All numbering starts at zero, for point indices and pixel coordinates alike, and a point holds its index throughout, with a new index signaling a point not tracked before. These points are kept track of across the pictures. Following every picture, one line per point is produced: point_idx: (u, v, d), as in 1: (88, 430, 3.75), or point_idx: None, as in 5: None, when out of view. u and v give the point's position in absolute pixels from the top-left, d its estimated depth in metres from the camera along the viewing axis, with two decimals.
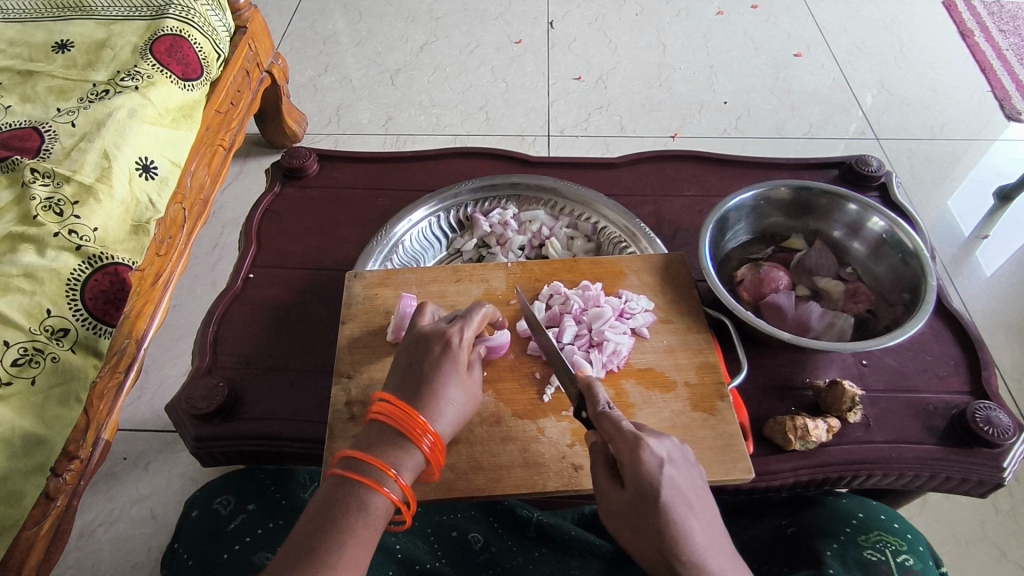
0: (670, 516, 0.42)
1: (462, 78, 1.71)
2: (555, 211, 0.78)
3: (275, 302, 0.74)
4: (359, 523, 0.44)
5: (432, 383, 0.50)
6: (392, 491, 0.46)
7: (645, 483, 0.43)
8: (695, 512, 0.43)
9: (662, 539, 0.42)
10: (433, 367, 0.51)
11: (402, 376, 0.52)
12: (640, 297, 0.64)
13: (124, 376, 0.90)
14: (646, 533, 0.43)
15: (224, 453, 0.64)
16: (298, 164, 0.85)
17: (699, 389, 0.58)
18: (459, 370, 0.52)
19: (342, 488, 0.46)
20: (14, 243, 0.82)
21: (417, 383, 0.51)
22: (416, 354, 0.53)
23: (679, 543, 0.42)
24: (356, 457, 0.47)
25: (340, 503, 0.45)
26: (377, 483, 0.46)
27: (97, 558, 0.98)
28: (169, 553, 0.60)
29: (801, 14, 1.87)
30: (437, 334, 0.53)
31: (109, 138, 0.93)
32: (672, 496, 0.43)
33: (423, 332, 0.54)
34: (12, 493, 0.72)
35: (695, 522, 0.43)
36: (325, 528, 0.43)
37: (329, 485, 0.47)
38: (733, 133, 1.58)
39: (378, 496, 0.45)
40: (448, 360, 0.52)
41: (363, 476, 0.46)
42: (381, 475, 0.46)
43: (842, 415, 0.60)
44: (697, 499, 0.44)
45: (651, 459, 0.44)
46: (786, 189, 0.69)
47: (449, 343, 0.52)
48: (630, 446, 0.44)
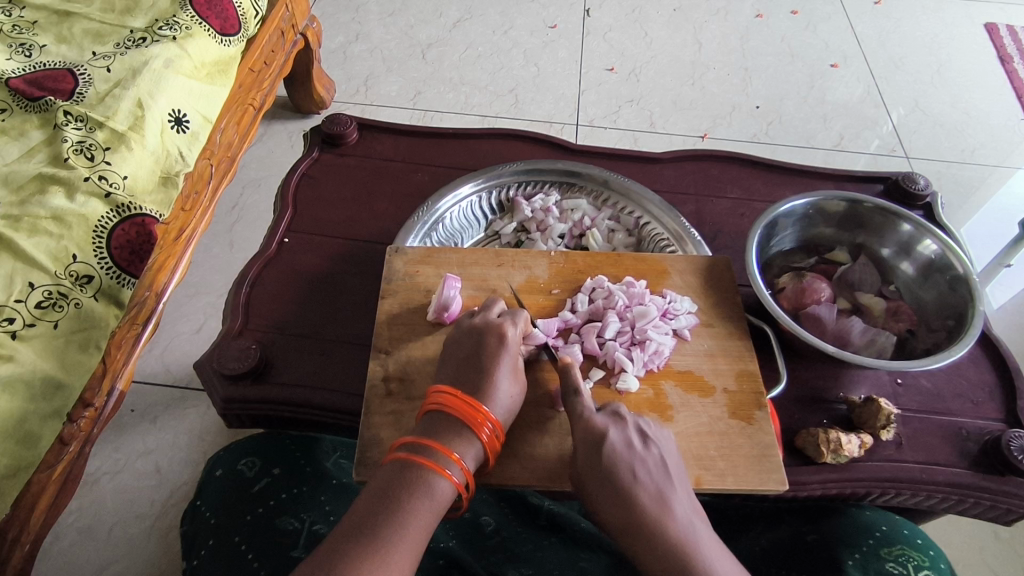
0: (613, 481, 0.48)
1: (494, 58, 1.69)
2: (599, 202, 0.77)
3: (310, 269, 0.73)
4: (423, 503, 0.45)
5: (489, 374, 0.52)
6: (455, 475, 0.48)
7: (590, 452, 0.50)
8: (641, 478, 0.49)
9: (609, 500, 0.48)
10: (488, 358, 0.53)
11: (458, 365, 0.54)
12: (684, 298, 0.64)
13: (142, 329, 0.89)
14: (600, 498, 0.49)
15: (250, 416, 0.64)
16: (339, 131, 0.84)
17: (737, 396, 0.57)
18: (512, 361, 0.54)
19: (406, 470, 0.47)
20: (44, 184, 0.81)
21: (473, 373, 0.53)
22: (470, 345, 0.55)
23: (624, 503, 0.48)
24: (420, 441, 0.48)
25: (404, 484, 0.46)
26: (442, 467, 0.47)
27: (98, 507, 0.98)
28: (193, 509, 0.61)
29: (840, 24, 1.85)
30: (492, 327, 0.55)
31: (144, 86, 0.91)
32: (613, 462, 0.49)
33: (475, 324, 0.56)
34: (29, 436, 0.71)
35: (642, 488, 0.48)
36: (387, 507, 0.45)
37: (392, 467, 0.48)
38: (762, 138, 1.56)
39: (442, 479, 0.47)
40: (503, 351, 0.54)
41: (428, 459, 0.48)
42: (446, 460, 0.48)
43: (876, 432, 0.60)
44: (645, 468, 0.49)
45: (591, 432, 0.51)
46: (838, 201, 0.68)
47: (504, 335, 0.54)
48: (578, 422, 0.52)
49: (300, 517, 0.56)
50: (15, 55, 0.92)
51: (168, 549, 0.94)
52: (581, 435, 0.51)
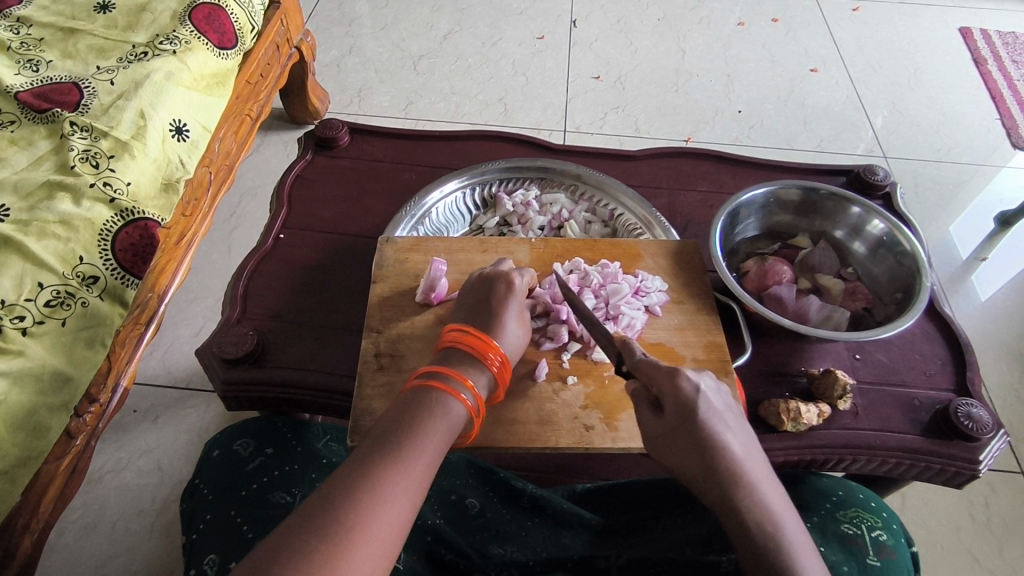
0: (709, 432, 0.48)
1: (484, 69, 1.75)
2: (575, 196, 0.81)
3: (304, 262, 0.78)
4: (441, 420, 0.50)
5: (500, 314, 0.59)
6: (468, 399, 0.53)
7: (685, 405, 0.49)
8: (731, 430, 0.49)
9: (703, 452, 0.48)
10: (497, 303, 0.59)
11: (470, 309, 0.60)
12: (655, 277, 0.68)
13: (145, 328, 0.93)
14: (690, 451, 0.48)
15: (248, 399, 0.68)
16: (330, 135, 0.89)
17: (705, 365, 0.62)
18: (518, 306, 0.60)
19: (426, 392, 0.51)
20: (52, 190, 0.86)
21: (484, 315, 0.59)
22: (480, 292, 0.61)
23: (720, 455, 0.48)
24: (438, 369, 0.53)
25: (423, 406, 0.50)
26: (458, 390, 0.52)
27: (104, 502, 1.01)
28: (192, 487, 0.64)
29: (820, 31, 1.91)
30: (501, 276, 0.61)
31: (146, 97, 0.96)
32: (709, 415, 0.49)
33: (484, 276, 0.62)
34: (38, 427, 0.76)
35: (733, 439, 0.48)
36: (403, 428, 0.48)
37: (411, 392, 0.52)
38: (744, 141, 1.62)
39: (458, 400, 0.51)
40: (510, 295, 0.60)
41: (445, 383, 0.52)
42: (461, 384, 0.53)
43: (833, 402, 0.64)
44: (731, 421, 0.50)
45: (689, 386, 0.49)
46: (795, 189, 0.73)
47: (512, 282, 0.60)
48: (667, 377, 0.50)
49: (290, 490, 0.60)
50: (23, 70, 0.97)
51: (170, 541, 0.98)
52: (671, 390, 0.50)
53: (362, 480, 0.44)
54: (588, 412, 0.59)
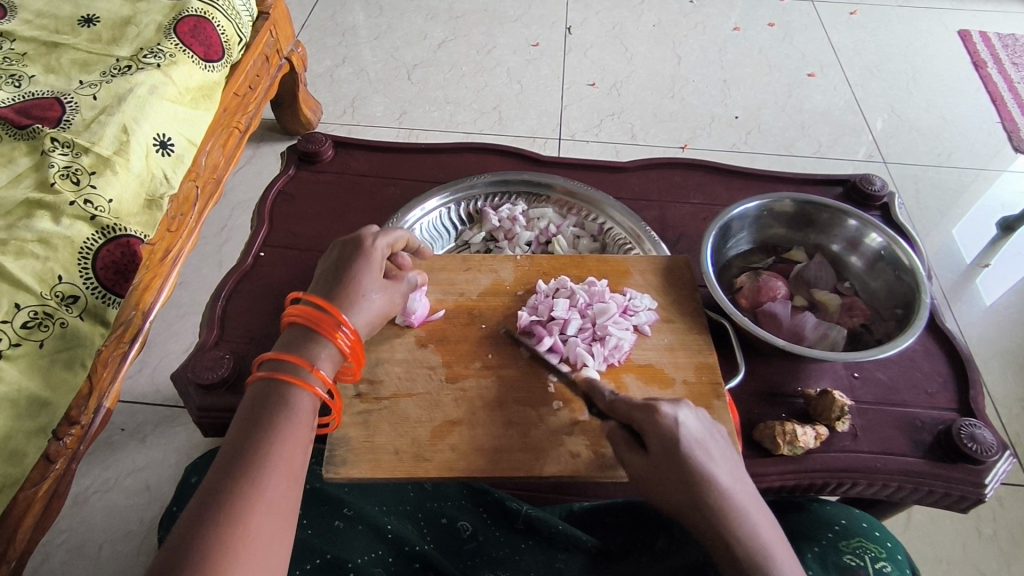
0: (695, 465, 0.47)
1: (478, 77, 1.73)
2: (564, 210, 0.79)
3: (284, 281, 0.76)
4: (288, 414, 0.49)
5: (349, 283, 0.57)
6: (316, 382, 0.52)
7: (666, 440, 0.48)
8: (717, 463, 0.48)
9: (691, 487, 0.46)
10: (348, 269, 0.58)
11: (323, 280, 0.59)
12: (644, 295, 0.65)
13: (129, 347, 0.91)
14: (678, 485, 0.47)
15: (224, 425, 0.66)
16: (314, 149, 0.87)
17: (696, 387, 0.59)
18: (374, 270, 0.59)
19: (273, 385, 0.51)
20: (31, 209, 0.84)
21: (334, 284, 0.57)
22: (335, 259, 0.60)
23: (708, 490, 0.46)
24: (282, 358, 0.52)
25: (273, 400, 0.50)
26: (303, 377, 0.51)
27: (88, 525, 0.99)
28: (171, 514, 0.62)
29: (817, 35, 1.89)
30: (354, 242, 0.60)
31: (129, 112, 0.94)
32: (692, 447, 0.47)
33: (343, 242, 0.61)
34: (14, 453, 0.73)
35: (718, 468, 0.47)
36: (261, 422, 0.48)
37: (258, 386, 0.51)
38: (742, 148, 1.59)
39: (305, 387, 0.51)
40: (361, 260, 0.59)
41: (289, 373, 0.51)
42: (305, 371, 0.52)
43: (831, 423, 0.62)
44: (717, 450, 0.48)
45: (669, 419, 0.48)
46: (789, 202, 0.71)
47: (365, 246, 0.59)
48: (644, 411, 0.49)
49: None
50: (5, 86, 0.95)
51: None
52: (651, 423, 0.49)
53: (231, 484, 0.44)
54: (575, 438, 0.57)
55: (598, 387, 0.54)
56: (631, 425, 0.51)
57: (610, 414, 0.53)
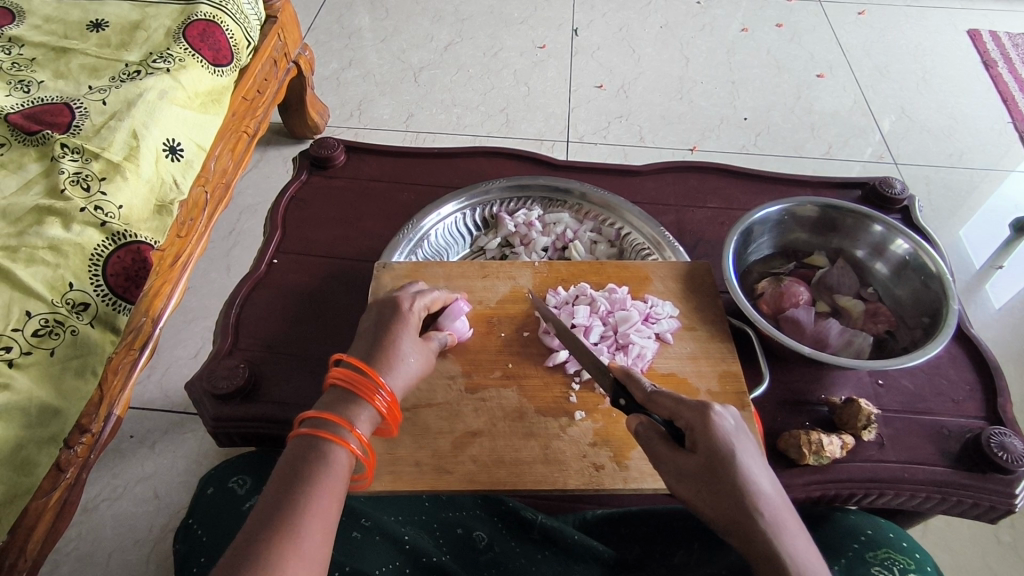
0: (743, 473, 0.43)
1: (485, 79, 1.72)
2: (580, 215, 0.78)
3: (299, 288, 0.75)
4: (327, 475, 0.45)
5: (387, 345, 0.54)
6: (354, 445, 0.48)
7: (716, 442, 0.44)
8: (761, 474, 0.44)
9: (736, 494, 0.43)
10: (388, 330, 0.55)
11: (360, 341, 0.56)
12: (666, 302, 0.64)
13: (139, 354, 0.90)
14: (722, 491, 0.43)
15: (240, 435, 0.65)
16: (326, 154, 0.86)
17: (721, 397, 0.58)
18: (412, 333, 0.56)
19: (311, 444, 0.47)
20: (41, 215, 0.83)
21: (372, 345, 0.54)
22: (373, 320, 0.57)
23: (754, 500, 0.42)
24: (321, 416, 0.49)
25: (310, 459, 0.46)
26: (342, 439, 0.48)
27: (99, 533, 0.98)
28: (183, 527, 0.60)
29: (825, 35, 1.88)
30: (393, 303, 0.57)
31: (139, 117, 0.93)
32: (743, 454, 0.44)
33: (380, 303, 0.58)
34: (25, 462, 0.72)
35: (766, 479, 0.44)
36: (299, 479, 0.45)
37: (295, 444, 0.48)
38: (751, 149, 1.58)
39: (342, 448, 0.47)
40: (400, 322, 0.56)
41: (328, 433, 0.48)
42: (345, 432, 0.48)
43: (857, 433, 0.61)
44: (762, 462, 0.45)
45: (722, 422, 0.45)
46: (811, 206, 0.69)
47: (403, 309, 0.56)
48: (696, 411, 0.46)
49: None
50: (15, 92, 0.94)
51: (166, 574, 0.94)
52: (702, 423, 0.45)
53: (268, 538, 0.41)
54: (598, 449, 0.55)
55: (638, 379, 0.52)
56: (675, 423, 0.48)
57: (646, 413, 0.50)
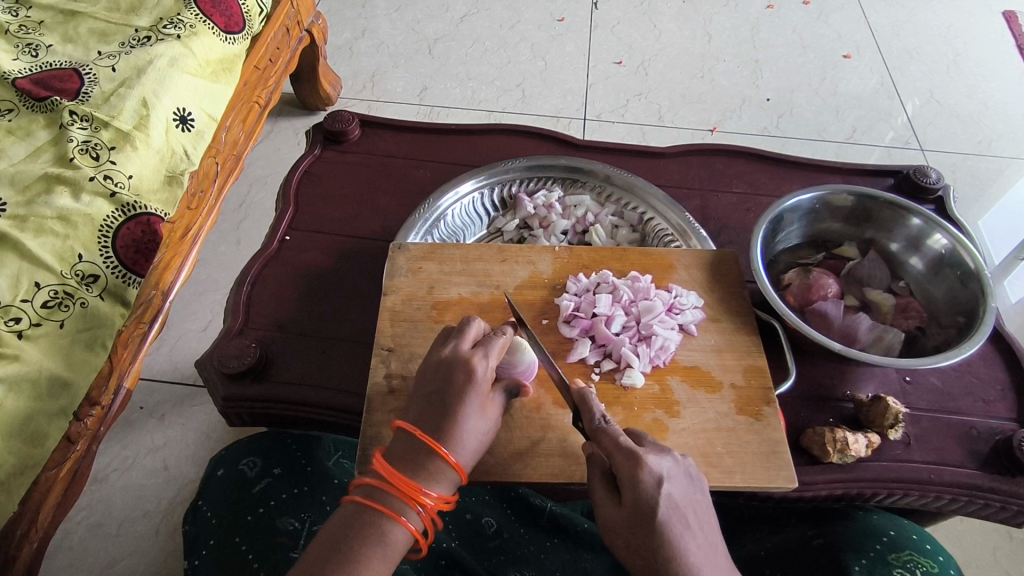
0: (666, 536, 0.42)
1: (501, 53, 1.68)
2: (602, 197, 0.76)
3: (311, 267, 0.73)
4: (374, 554, 0.43)
5: (452, 417, 0.47)
6: (411, 521, 0.45)
7: (644, 502, 0.43)
8: (691, 529, 0.43)
9: (656, 557, 0.42)
10: (455, 398, 0.48)
11: (424, 402, 0.49)
12: (690, 293, 0.62)
13: (149, 327, 0.88)
14: (643, 550, 0.43)
15: (250, 415, 0.64)
16: (340, 128, 0.84)
17: (745, 393, 0.56)
18: (481, 398, 0.48)
19: (361, 518, 0.45)
20: (50, 184, 0.81)
21: (439, 411, 0.48)
22: (438, 382, 0.49)
23: (677, 562, 0.42)
24: (377, 485, 0.46)
25: (359, 535, 0.44)
26: (396, 513, 0.45)
27: (109, 502, 0.99)
28: (193, 509, 0.59)
29: (854, 14, 1.82)
30: (461, 361, 0.49)
31: (149, 85, 0.91)
32: (669, 514, 0.43)
33: (443, 357, 0.50)
34: (36, 434, 0.71)
35: (693, 540, 0.43)
36: (341, 556, 0.43)
37: (345, 510, 0.46)
38: (773, 132, 1.54)
39: (396, 527, 0.44)
40: (471, 390, 0.48)
41: (383, 505, 0.45)
42: (402, 506, 0.45)
43: (883, 431, 0.59)
44: (695, 515, 0.44)
45: (651, 479, 0.43)
46: (847, 195, 0.67)
47: (472, 371, 0.49)
48: (628, 463, 0.44)
49: (300, 516, 0.55)
50: (22, 56, 0.92)
51: (175, 545, 0.95)
52: (632, 477, 0.44)
53: None
54: None
55: (588, 406, 0.49)
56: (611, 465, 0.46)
57: (591, 441, 0.49)
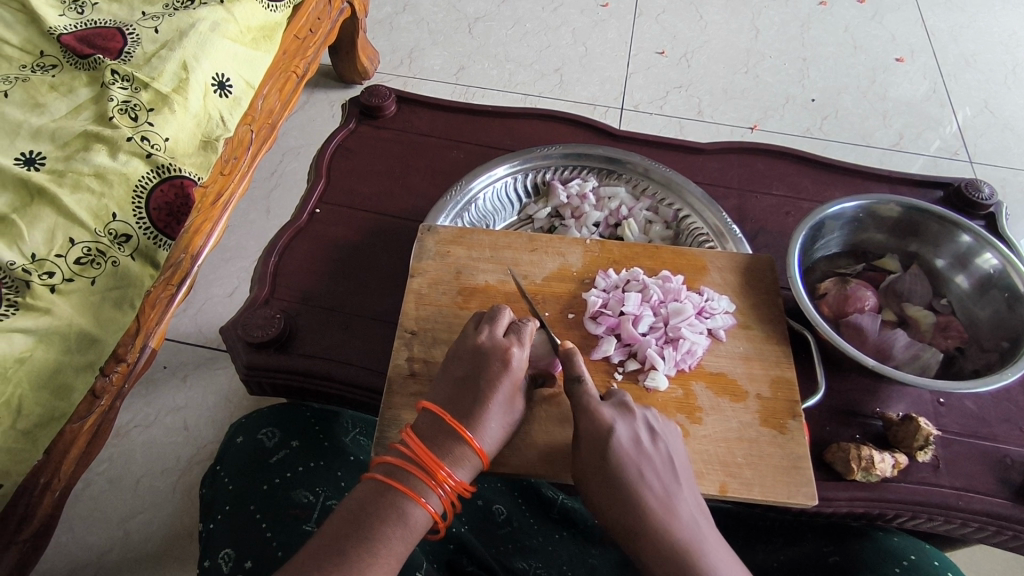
0: (616, 477, 0.45)
1: (542, 36, 1.65)
2: (637, 191, 0.74)
3: (339, 242, 0.73)
4: (393, 531, 0.42)
5: (485, 403, 0.47)
6: (431, 504, 0.44)
7: (596, 447, 0.46)
8: (647, 476, 0.46)
9: (611, 499, 0.45)
10: (486, 385, 0.48)
11: (452, 385, 0.49)
12: (722, 297, 0.61)
13: (177, 290, 0.88)
14: (604, 495, 0.46)
15: (271, 385, 0.64)
16: (376, 103, 0.83)
17: (771, 404, 0.55)
18: (511, 389, 0.48)
19: (380, 494, 0.44)
20: (88, 141, 0.82)
21: (468, 396, 0.48)
22: (469, 367, 0.49)
23: (630, 503, 0.44)
24: (399, 465, 0.45)
25: (377, 510, 0.43)
26: (417, 494, 0.44)
27: (129, 457, 1.01)
28: (212, 475, 0.60)
29: (911, 16, 1.75)
30: (496, 350, 0.49)
31: (190, 49, 0.91)
32: (619, 459, 0.46)
33: (480, 344, 0.50)
34: (62, 386, 0.73)
35: (647, 485, 0.45)
36: (359, 531, 0.42)
37: (365, 487, 0.45)
38: (815, 134, 1.50)
39: (417, 507, 0.43)
40: (504, 380, 0.48)
41: (404, 485, 0.44)
42: (423, 487, 0.44)
43: (911, 453, 0.57)
44: (653, 466, 0.46)
45: (601, 426, 0.47)
46: (895, 206, 0.64)
47: (508, 360, 0.49)
48: (583, 413, 0.48)
49: (314, 490, 0.55)
50: (69, 12, 0.93)
51: (190, 504, 0.97)
52: (590, 428, 0.47)
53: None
54: None
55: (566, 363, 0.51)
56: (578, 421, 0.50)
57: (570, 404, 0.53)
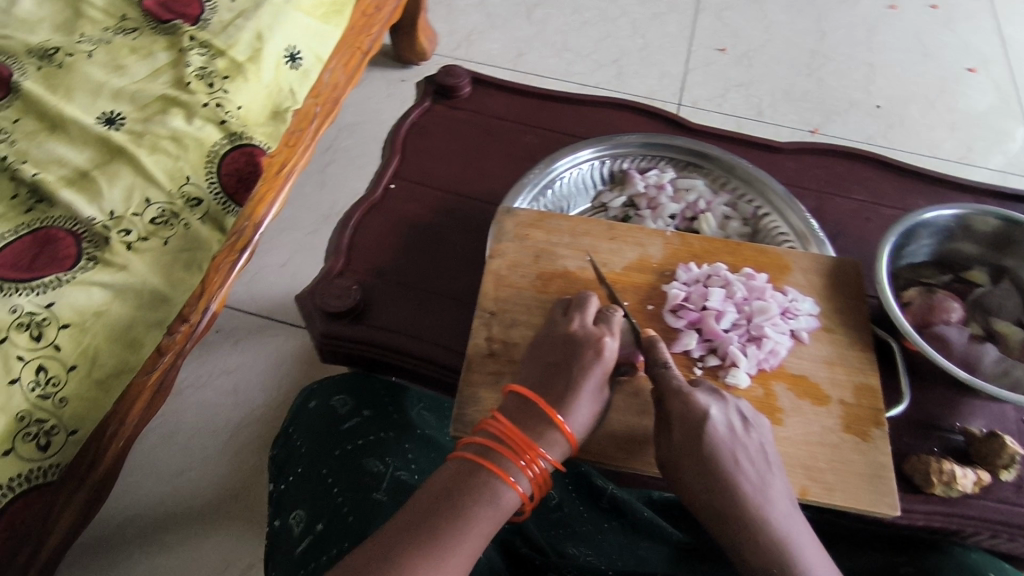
0: (714, 464, 0.45)
1: (601, 26, 1.63)
2: (716, 185, 0.73)
3: (412, 219, 0.73)
4: (484, 509, 0.43)
5: (576, 389, 0.47)
6: (521, 485, 0.44)
7: (692, 433, 0.46)
8: (743, 464, 0.46)
9: (706, 485, 0.45)
10: (577, 372, 0.48)
11: (540, 369, 0.49)
12: (806, 299, 0.59)
13: (240, 257, 0.86)
14: (699, 480, 0.45)
15: (344, 354, 0.65)
16: (452, 83, 0.83)
17: (854, 411, 0.54)
18: (602, 379, 0.48)
19: (470, 473, 0.44)
20: (166, 105, 0.83)
21: (558, 380, 0.48)
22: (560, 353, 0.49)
23: (727, 491, 0.45)
24: (490, 445, 0.45)
25: (468, 488, 0.43)
26: (507, 474, 0.44)
27: (181, 417, 1.03)
28: (285, 438, 0.62)
29: (985, 25, 1.69)
30: (589, 340, 0.49)
31: (265, 19, 0.91)
32: (716, 446, 0.45)
33: (573, 332, 0.50)
34: (133, 340, 0.73)
35: (744, 474, 0.45)
36: (451, 506, 0.42)
37: (454, 465, 0.45)
38: (878, 142, 1.45)
39: (507, 488, 0.44)
40: (596, 370, 0.48)
41: (494, 465, 0.44)
42: (513, 468, 0.45)
43: (995, 470, 0.55)
44: (747, 454, 0.46)
45: (696, 411, 0.46)
46: (991, 218, 0.63)
47: (602, 351, 0.48)
48: (676, 398, 0.47)
49: (384, 459, 0.56)
50: None
51: (240, 467, 0.99)
52: (682, 412, 0.47)
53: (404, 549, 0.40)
54: None
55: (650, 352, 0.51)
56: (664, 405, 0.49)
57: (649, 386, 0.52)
